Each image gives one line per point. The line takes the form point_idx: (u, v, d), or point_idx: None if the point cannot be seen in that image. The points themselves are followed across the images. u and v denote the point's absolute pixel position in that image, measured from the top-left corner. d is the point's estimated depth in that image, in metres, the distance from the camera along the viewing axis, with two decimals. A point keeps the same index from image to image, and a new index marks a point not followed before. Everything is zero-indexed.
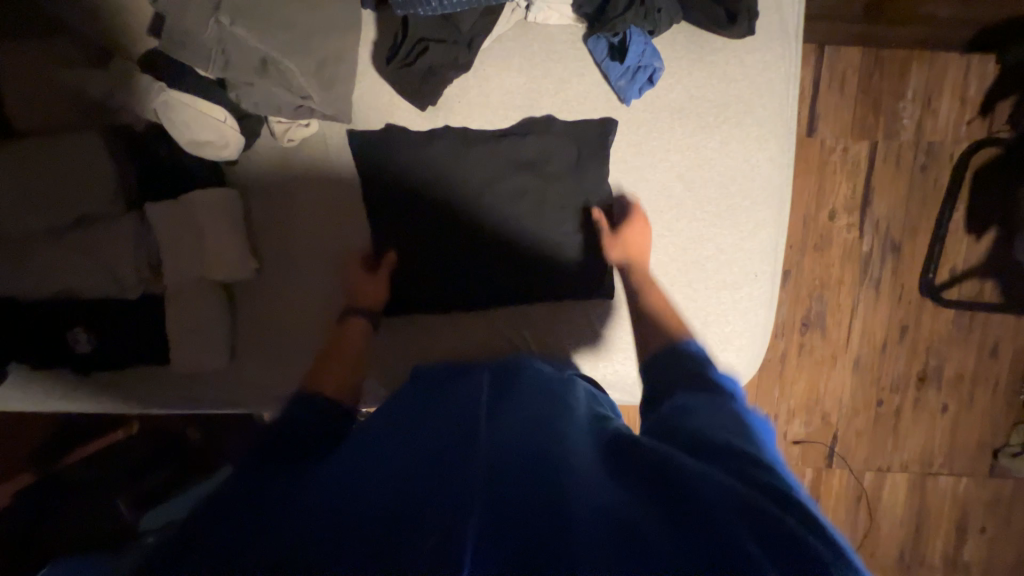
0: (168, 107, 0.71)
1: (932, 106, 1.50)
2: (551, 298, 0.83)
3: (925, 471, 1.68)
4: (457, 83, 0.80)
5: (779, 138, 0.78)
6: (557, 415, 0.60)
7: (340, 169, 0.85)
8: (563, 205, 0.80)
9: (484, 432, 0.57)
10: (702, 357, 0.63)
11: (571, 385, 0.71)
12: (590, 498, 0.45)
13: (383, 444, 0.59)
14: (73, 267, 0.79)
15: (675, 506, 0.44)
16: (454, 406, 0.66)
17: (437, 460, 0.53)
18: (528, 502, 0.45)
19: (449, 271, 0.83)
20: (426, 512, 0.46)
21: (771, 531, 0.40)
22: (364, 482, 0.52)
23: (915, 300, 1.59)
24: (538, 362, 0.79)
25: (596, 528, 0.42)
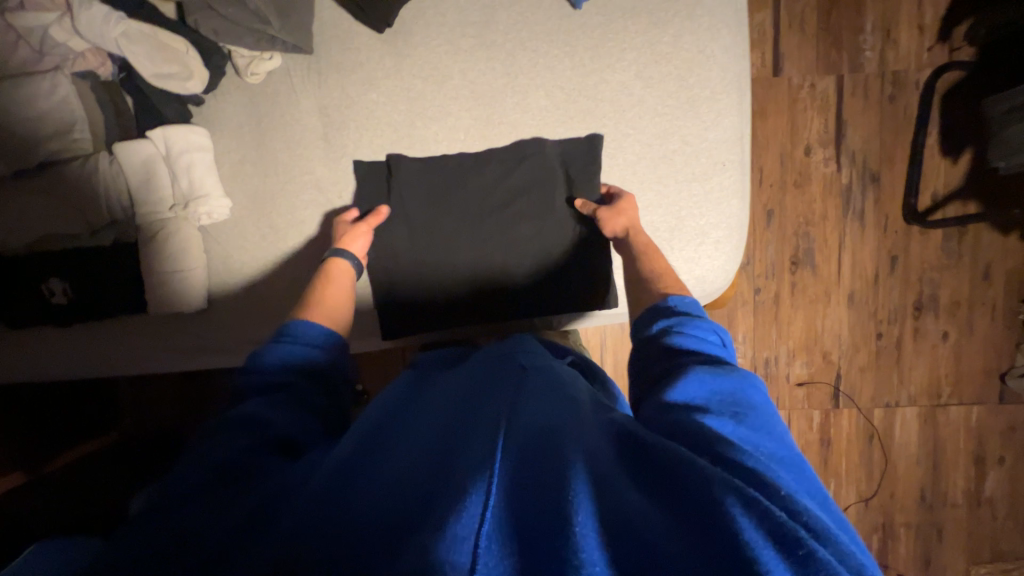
0: (131, 39, 0.73)
1: (892, 36, 1.53)
2: (550, 307, 0.86)
3: (935, 403, 1.65)
4: (412, 5, 0.82)
5: (730, 29, 0.80)
6: (560, 398, 0.58)
7: (302, 100, 0.85)
8: (558, 218, 0.84)
9: (480, 416, 0.56)
10: (679, 322, 0.64)
11: (570, 373, 0.69)
12: (600, 490, 0.44)
13: (377, 434, 0.58)
14: (44, 212, 0.80)
15: (688, 510, 0.43)
16: (453, 400, 0.64)
17: (439, 455, 0.51)
18: (529, 488, 0.44)
19: (451, 289, 0.86)
20: (422, 500, 0.45)
21: (777, 532, 0.39)
22: (356, 475, 0.50)
23: (900, 229, 1.59)
24: (534, 343, 0.77)
25: (604, 529, 0.41)
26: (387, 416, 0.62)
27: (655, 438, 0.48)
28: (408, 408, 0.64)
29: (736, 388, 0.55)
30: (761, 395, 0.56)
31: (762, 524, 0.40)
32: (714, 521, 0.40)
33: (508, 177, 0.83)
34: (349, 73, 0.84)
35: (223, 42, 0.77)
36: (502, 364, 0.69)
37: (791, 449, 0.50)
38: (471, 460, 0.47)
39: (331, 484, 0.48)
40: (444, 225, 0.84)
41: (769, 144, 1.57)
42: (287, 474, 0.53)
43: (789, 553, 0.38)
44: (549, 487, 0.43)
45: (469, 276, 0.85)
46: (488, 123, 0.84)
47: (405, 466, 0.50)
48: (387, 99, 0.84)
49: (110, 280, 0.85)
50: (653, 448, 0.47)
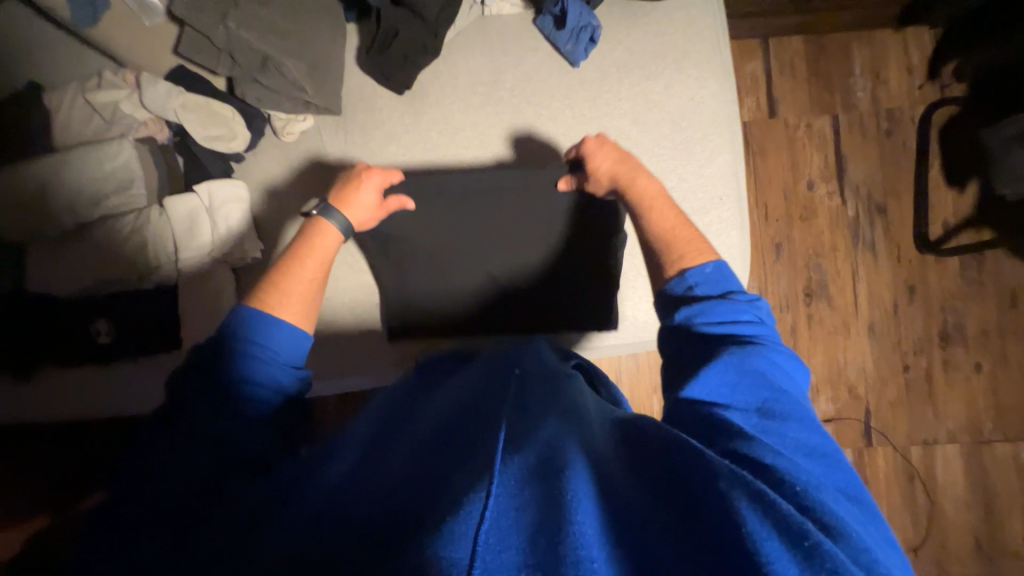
0: (187, 109, 0.85)
1: (882, 77, 1.60)
2: (568, 317, 0.90)
3: (978, 440, 1.55)
4: (429, 70, 0.93)
5: (718, 78, 0.88)
6: (561, 411, 0.55)
7: (328, 154, 0.94)
8: (567, 229, 0.90)
9: (480, 421, 0.53)
10: (707, 312, 0.63)
11: (572, 379, 0.67)
12: (605, 496, 0.44)
13: (376, 442, 0.57)
14: (96, 258, 0.87)
15: (693, 506, 0.43)
16: (451, 405, 0.61)
17: (438, 457, 0.50)
18: (529, 490, 0.42)
19: (473, 304, 0.91)
20: (419, 501, 0.43)
21: (785, 524, 0.39)
22: (355, 478, 0.49)
23: (914, 258, 1.59)
24: (546, 351, 0.76)
25: (609, 533, 0.40)
26: (387, 420, 0.62)
27: (671, 440, 0.49)
28: (406, 416, 0.63)
29: (765, 367, 0.56)
30: (788, 379, 0.58)
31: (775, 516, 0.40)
32: (721, 519, 0.40)
33: (524, 221, 0.89)
34: (372, 130, 0.94)
35: (264, 107, 0.88)
36: (502, 369, 0.67)
37: (819, 435, 0.52)
38: (474, 461, 0.46)
39: (338, 490, 0.48)
40: (448, 247, 0.90)
41: (771, 180, 1.62)
42: (280, 479, 0.52)
43: (797, 546, 0.38)
44: (552, 488, 0.42)
45: (482, 308, 0.90)
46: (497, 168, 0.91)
47: (405, 467, 0.49)
48: (406, 150, 0.93)
49: (146, 318, 0.91)
50: (666, 451, 0.48)
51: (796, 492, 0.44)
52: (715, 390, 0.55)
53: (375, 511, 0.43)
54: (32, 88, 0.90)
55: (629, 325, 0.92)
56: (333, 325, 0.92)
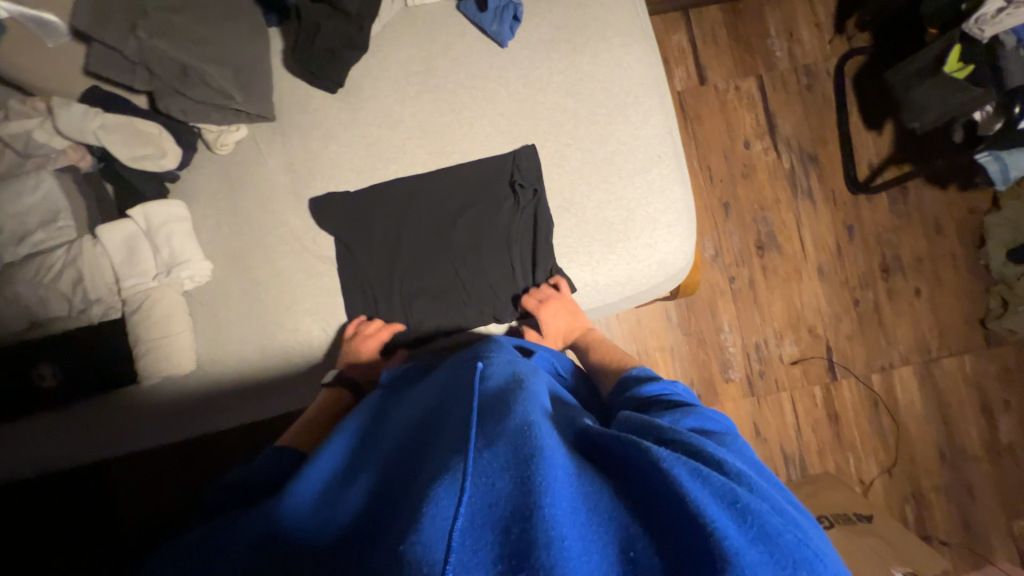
0: (107, 130, 0.82)
1: (795, 36, 1.71)
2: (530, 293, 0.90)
3: (927, 359, 1.68)
4: (359, 65, 0.92)
5: (640, 42, 0.92)
6: (530, 398, 0.55)
7: (265, 162, 0.92)
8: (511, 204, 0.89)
9: (449, 424, 0.54)
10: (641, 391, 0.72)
11: (534, 370, 0.68)
12: (577, 480, 0.45)
13: (351, 479, 0.57)
14: (34, 300, 0.83)
15: (642, 488, 0.46)
16: (423, 417, 0.60)
17: (405, 471, 0.52)
18: (497, 482, 0.43)
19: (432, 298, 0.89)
20: (395, 521, 0.44)
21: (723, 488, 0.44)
22: (339, 514, 0.51)
23: (848, 200, 1.70)
24: (503, 343, 0.77)
25: (583, 516, 0.42)
26: (359, 452, 0.63)
27: (617, 436, 0.50)
28: (379, 440, 0.63)
29: (689, 418, 0.63)
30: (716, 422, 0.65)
31: (712, 484, 0.45)
32: (669, 496, 0.43)
33: (481, 228, 0.89)
34: (309, 131, 0.92)
35: (191, 120, 0.85)
36: (464, 367, 0.66)
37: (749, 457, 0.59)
38: (442, 463, 0.46)
39: (321, 528, 0.50)
40: (399, 241, 0.90)
41: (710, 144, 1.70)
42: (250, 529, 0.52)
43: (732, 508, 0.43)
44: (514, 475, 0.43)
45: (454, 326, 0.89)
46: (442, 154, 0.91)
47: (377, 499, 0.51)
48: (348, 148, 0.92)
49: (97, 353, 0.86)
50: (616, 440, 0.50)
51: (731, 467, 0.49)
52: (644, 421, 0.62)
53: (362, 542, 0.46)
54: None
55: (589, 291, 0.90)
56: (299, 333, 0.90)
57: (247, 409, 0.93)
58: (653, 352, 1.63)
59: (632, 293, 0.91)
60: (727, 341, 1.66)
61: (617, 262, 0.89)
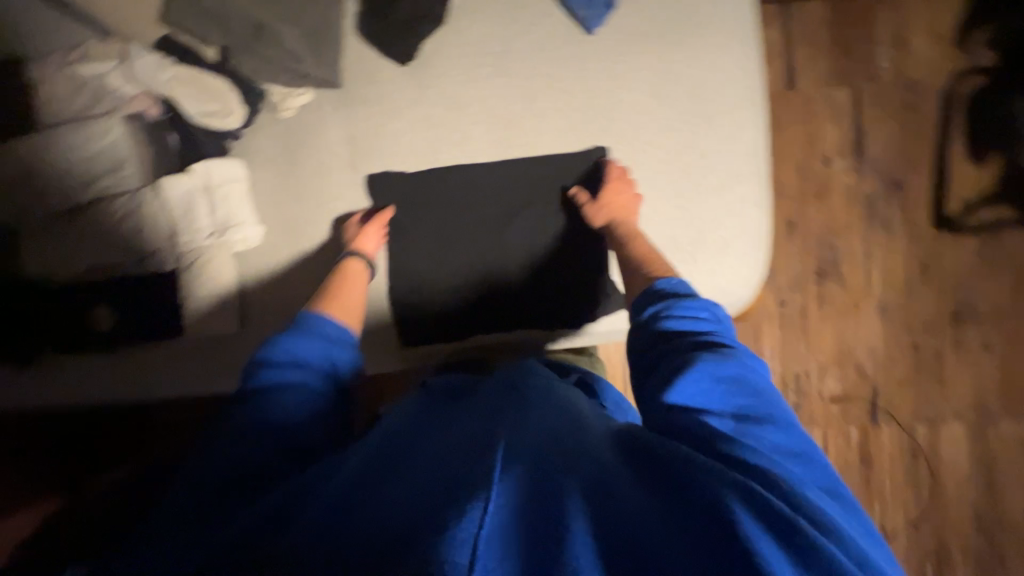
0: (180, 84, 0.83)
1: (906, 45, 1.53)
2: (579, 303, 0.86)
3: (983, 418, 1.56)
4: (434, 39, 0.87)
5: (743, 46, 0.83)
6: (568, 423, 0.58)
7: (326, 131, 0.89)
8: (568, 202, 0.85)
9: (487, 430, 0.57)
10: (670, 318, 0.67)
11: (572, 389, 0.70)
12: (609, 496, 0.47)
13: (383, 442, 0.60)
14: (96, 243, 0.85)
15: (685, 500, 0.47)
16: (462, 416, 0.64)
17: (437, 459, 0.54)
18: (528, 497, 0.47)
19: (476, 295, 0.86)
20: (424, 508, 0.46)
21: (766, 510, 0.44)
22: (367, 481, 0.54)
23: (929, 236, 1.55)
24: (540, 363, 0.76)
25: (609, 532, 0.44)
26: (393, 421, 0.66)
27: (664, 448, 0.52)
28: (410, 420, 0.66)
29: (731, 363, 0.59)
30: (753, 360, 0.61)
31: (754, 505, 0.45)
32: (713, 514, 0.44)
33: (538, 232, 0.85)
34: (374, 104, 0.88)
35: (262, 80, 0.85)
36: (504, 381, 0.70)
37: (789, 421, 0.55)
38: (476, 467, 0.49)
39: (345, 496, 0.52)
40: (452, 232, 0.86)
41: (786, 155, 1.56)
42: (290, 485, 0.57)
43: (774, 529, 0.43)
44: (545, 493, 0.47)
45: (497, 326, 0.87)
46: (508, 146, 0.86)
47: (403, 478, 0.53)
48: (411, 127, 0.88)
49: (148, 304, 0.88)
50: (659, 450, 0.52)
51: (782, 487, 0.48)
52: (685, 399, 0.56)
53: (392, 511, 0.48)
54: (11, 60, 0.84)
55: None
56: None
57: None
58: None
59: None
60: None
61: None
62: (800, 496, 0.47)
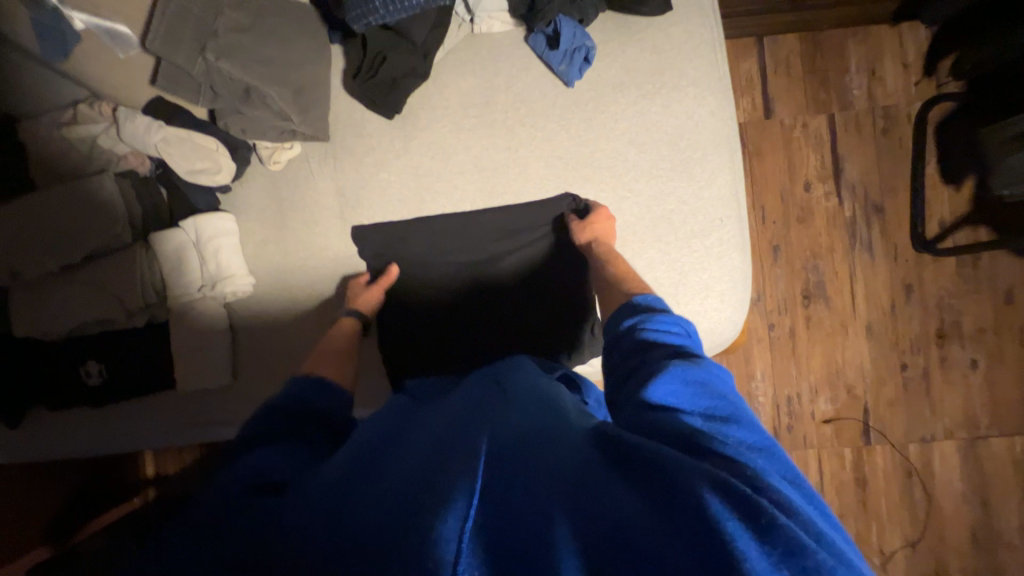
0: (168, 143, 0.82)
1: (878, 74, 1.59)
2: (569, 340, 0.86)
3: (974, 435, 1.57)
4: (419, 93, 0.90)
5: (716, 94, 0.86)
6: (551, 414, 0.55)
7: (315, 184, 0.91)
8: (551, 239, 0.88)
9: (468, 431, 0.54)
10: (640, 329, 0.64)
11: (556, 385, 0.67)
12: (583, 497, 0.44)
13: (354, 454, 0.57)
14: (85, 302, 0.85)
15: (662, 501, 0.42)
16: (446, 418, 0.61)
17: (415, 465, 0.52)
18: (507, 495, 0.45)
19: (464, 339, 0.87)
20: (401, 513, 0.44)
21: (744, 502, 0.39)
22: (336, 483, 0.51)
23: (911, 257, 1.59)
24: (528, 363, 0.74)
25: (588, 534, 0.40)
26: (368, 432, 0.63)
27: (636, 441, 0.47)
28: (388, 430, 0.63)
29: (700, 372, 0.55)
30: (721, 373, 0.56)
31: (734, 502, 0.39)
32: (688, 509, 0.40)
33: (529, 277, 0.87)
34: (362, 156, 0.90)
35: (249, 138, 0.85)
36: (488, 383, 0.68)
37: (761, 433, 0.50)
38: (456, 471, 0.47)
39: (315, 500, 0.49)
40: (440, 277, 0.88)
41: (768, 182, 1.60)
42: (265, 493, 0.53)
43: (752, 522, 0.38)
44: (524, 494, 0.44)
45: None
46: (492, 194, 0.89)
47: (378, 483, 0.50)
48: (398, 176, 0.90)
49: (143, 358, 0.89)
50: (629, 445, 0.47)
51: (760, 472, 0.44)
52: (661, 398, 0.53)
53: (363, 517, 0.46)
54: (6, 122, 0.86)
55: None
56: None
57: None
58: None
59: None
60: (757, 390, 1.60)
61: None
62: (784, 492, 0.42)
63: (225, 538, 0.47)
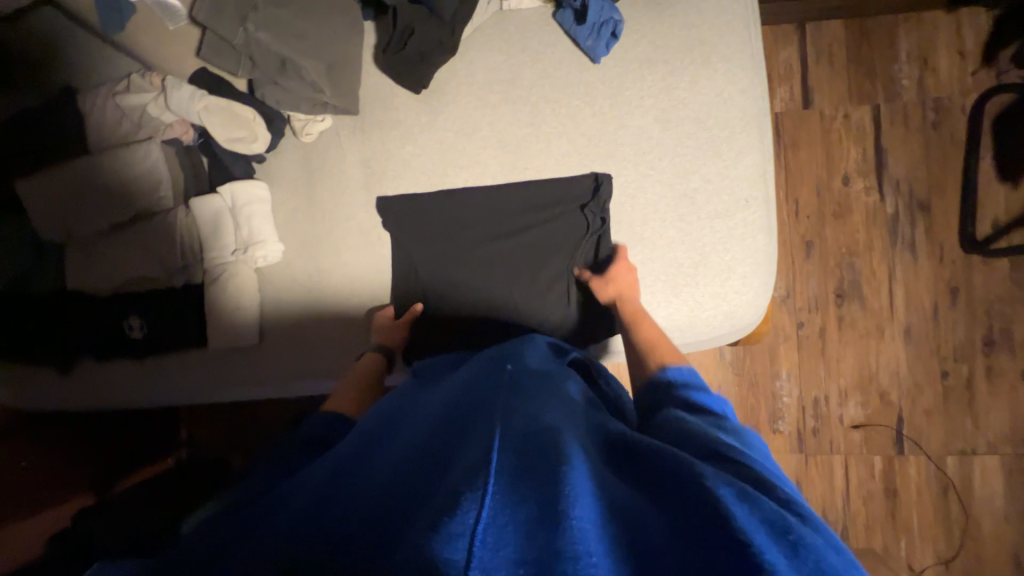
0: (209, 112, 0.87)
1: (931, 63, 1.49)
2: (585, 319, 0.87)
3: (1021, 452, 1.47)
4: (446, 69, 0.91)
5: (748, 72, 0.84)
6: (559, 406, 0.55)
7: (344, 156, 0.95)
8: (572, 218, 0.87)
9: (477, 424, 0.54)
10: (670, 377, 0.66)
11: (566, 374, 0.67)
12: (605, 491, 0.43)
13: (376, 452, 0.59)
14: (130, 259, 0.91)
15: (683, 507, 0.43)
16: (455, 408, 0.62)
17: (428, 461, 0.52)
18: (513, 474, 0.43)
19: (481, 313, 0.88)
20: (414, 508, 0.44)
21: (765, 519, 0.41)
22: (360, 482, 0.52)
23: (958, 258, 1.49)
24: (540, 346, 0.75)
25: (606, 521, 0.40)
26: (387, 426, 0.65)
27: (656, 451, 0.48)
28: (404, 425, 0.65)
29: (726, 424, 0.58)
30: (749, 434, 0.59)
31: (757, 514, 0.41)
32: (707, 513, 0.41)
33: (546, 253, 0.87)
34: (389, 130, 0.93)
35: (284, 109, 0.89)
36: (495, 368, 0.69)
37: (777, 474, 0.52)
38: (464, 461, 0.46)
39: (340, 496, 0.51)
40: (459, 249, 0.90)
41: (804, 174, 1.54)
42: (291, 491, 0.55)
43: (775, 539, 0.39)
44: (530, 475, 0.43)
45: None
46: (513, 169, 0.89)
47: (394, 477, 0.51)
48: (423, 151, 0.92)
49: (179, 316, 0.95)
50: (649, 453, 0.49)
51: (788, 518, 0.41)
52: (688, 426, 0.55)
53: (380, 512, 0.46)
54: (68, 91, 0.93)
55: None
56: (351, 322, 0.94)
57: (296, 387, 0.98)
58: None
59: (690, 341, 0.85)
60: (782, 390, 1.54)
61: (681, 306, 0.83)
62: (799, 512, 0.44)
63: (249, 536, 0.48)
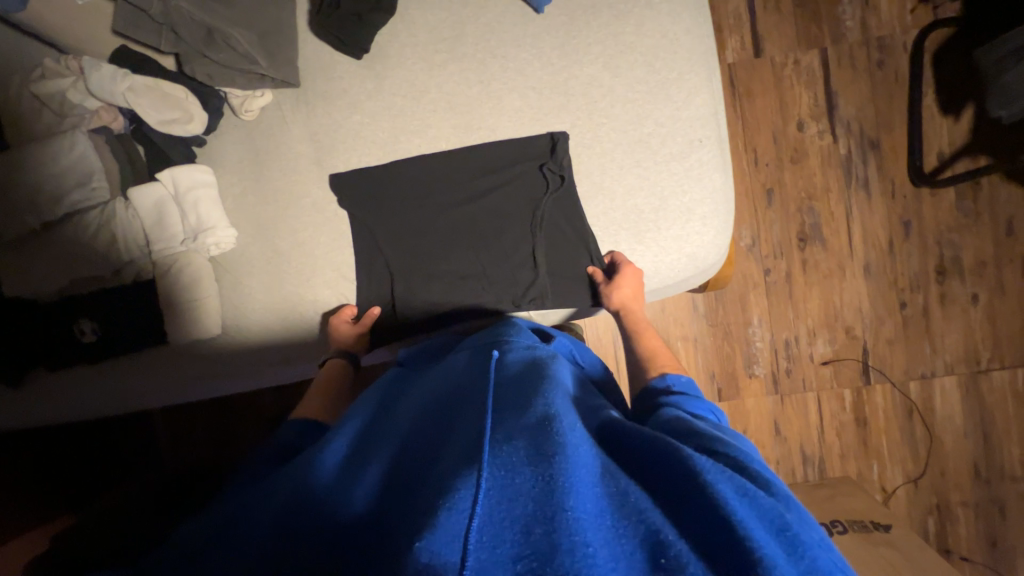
0: (136, 93, 0.81)
1: (871, 3, 1.53)
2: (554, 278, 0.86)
3: (975, 370, 1.56)
4: (386, 30, 0.88)
5: (692, 11, 0.84)
6: (548, 388, 0.55)
7: (290, 132, 0.91)
8: (532, 177, 0.86)
9: (466, 413, 0.54)
10: (663, 386, 0.68)
11: (553, 356, 0.68)
12: (600, 478, 0.44)
13: (364, 451, 0.58)
14: (71, 260, 0.85)
15: (677, 490, 0.43)
16: (443, 399, 0.61)
17: (419, 459, 0.52)
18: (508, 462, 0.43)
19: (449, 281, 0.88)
20: (408, 508, 0.44)
21: (756, 506, 0.41)
22: (351, 484, 0.52)
23: (908, 193, 1.55)
24: (525, 332, 0.77)
25: (607, 514, 0.40)
26: (377, 426, 0.65)
27: (646, 436, 0.49)
28: (393, 422, 0.64)
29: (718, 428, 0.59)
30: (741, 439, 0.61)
31: (752, 506, 0.41)
32: (699, 495, 0.41)
33: (509, 214, 0.86)
34: (334, 100, 0.89)
35: (217, 84, 0.84)
36: (482, 354, 0.69)
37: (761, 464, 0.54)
38: (457, 453, 0.46)
39: (331, 499, 0.50)
40: (421, 217, 0.88)
41: (760, 123, 1.56)
42: (274, 485, 0.53)
43: (763, 522, 0.40)
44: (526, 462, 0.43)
45: (472, 315, 0.88)
46: (467, 130, 0.87)
47: (386, 479, 0.51)
48: (371, 119, 0.89)
49: (135, 315, 0.90)
50: (639, 440, 0.49)
51: (775, 511, 0.42)
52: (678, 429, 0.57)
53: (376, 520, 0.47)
54: None
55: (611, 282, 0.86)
56: (316, 302, 0.92)
57: (268, 375, 0.96)
58: (675, 341, 1.58)
59: (657, 287, 0.86)
60: (754, 336, 1.59)
61: (645, 254, 0.84)
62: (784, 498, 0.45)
63: (233, 537, 0.47)
